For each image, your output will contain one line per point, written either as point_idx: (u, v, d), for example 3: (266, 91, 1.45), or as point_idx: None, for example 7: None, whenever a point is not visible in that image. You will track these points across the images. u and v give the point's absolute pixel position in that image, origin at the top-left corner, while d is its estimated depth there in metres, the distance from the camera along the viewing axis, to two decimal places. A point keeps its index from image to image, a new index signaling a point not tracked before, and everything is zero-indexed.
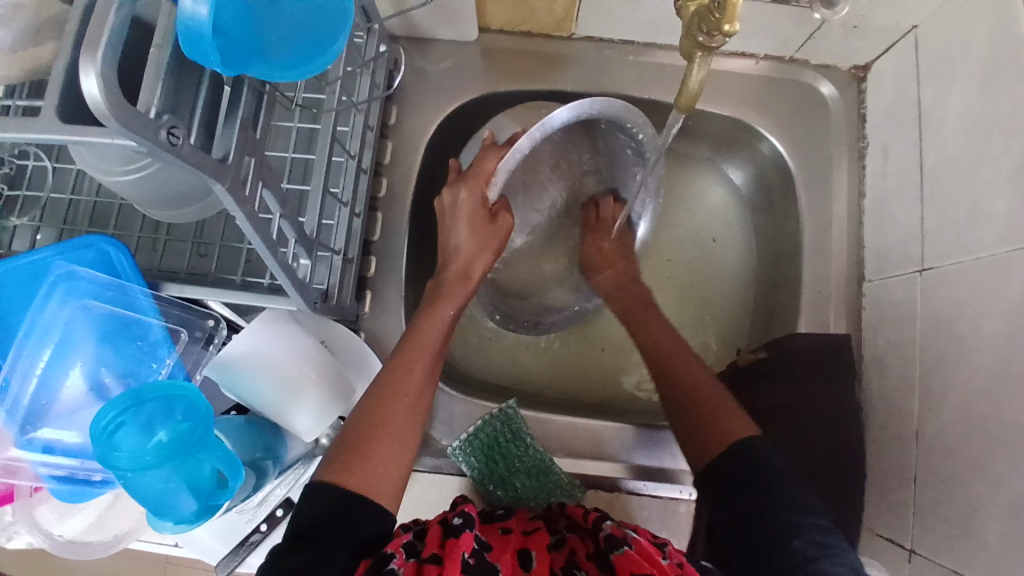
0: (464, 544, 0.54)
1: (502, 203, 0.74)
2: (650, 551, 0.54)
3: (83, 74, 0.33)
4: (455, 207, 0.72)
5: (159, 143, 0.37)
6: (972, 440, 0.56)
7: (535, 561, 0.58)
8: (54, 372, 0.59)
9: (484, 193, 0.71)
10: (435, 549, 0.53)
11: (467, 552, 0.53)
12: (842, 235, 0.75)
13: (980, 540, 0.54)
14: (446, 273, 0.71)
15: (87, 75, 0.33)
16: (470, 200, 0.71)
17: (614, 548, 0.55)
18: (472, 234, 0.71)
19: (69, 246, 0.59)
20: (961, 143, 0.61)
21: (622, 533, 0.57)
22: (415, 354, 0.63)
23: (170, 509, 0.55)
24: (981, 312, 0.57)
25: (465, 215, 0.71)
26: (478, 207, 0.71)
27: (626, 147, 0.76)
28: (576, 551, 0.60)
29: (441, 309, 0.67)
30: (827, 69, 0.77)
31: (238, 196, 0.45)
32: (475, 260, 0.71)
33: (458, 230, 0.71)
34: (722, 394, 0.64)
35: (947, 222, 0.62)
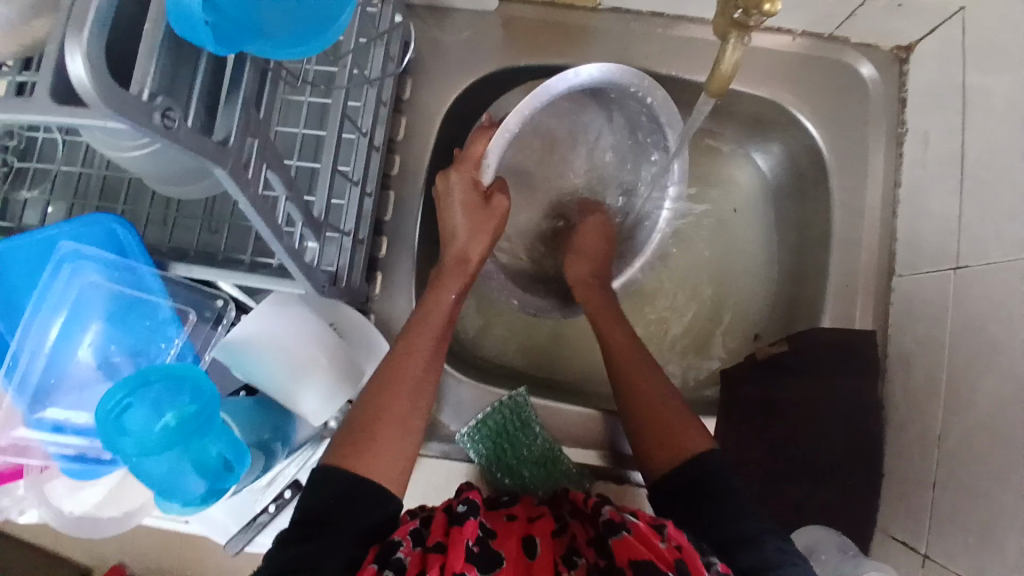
0: (467, 531, 0.52)
1: (498, 185, 0.71)
2: (648, 535, 0.52)
3: (68, 55, 0.31)
4: (448, 193, 0.69)
5: (153, 127, 0.35)
6: (1000, 449, 0.54)
7: (540, 548, 0.56)
8: (63, 350, 0.58)
9: (475, 177, 0.69)
10: (439, 537, 0.52)
11: (471, 541, 0.51)
12: (874, 225, 0.72)
13: (1000, 551, 0.52)
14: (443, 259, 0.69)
15: (74, 56, 0.31)
16: (461, 182, 0.69)
17: (610, 534, 0.54)
18: (468, 221, 0.68)
19: (78, 224, 0.57)
20: (1009, 134, 0.57)
21: (620, 518, 0.55)
22: (417, 342, 0.62)
23: (178, 491, 0.54)
24: (1019, 316, 0.54)
25: (458, 200, 0.69)
26: (471, 192, 0.69)
27: (639, 114, 0.74)
28: (577, 537, 0.59)
29: (443, 293, 0.66)
30: (868, 47, 0.72)
31: (240, 180, 0.43)
32: (471, 244, 0.69)
33: (452, 216, 0.69)
34: (668, 407, 0.63)
35: (987, 218, 0.58)
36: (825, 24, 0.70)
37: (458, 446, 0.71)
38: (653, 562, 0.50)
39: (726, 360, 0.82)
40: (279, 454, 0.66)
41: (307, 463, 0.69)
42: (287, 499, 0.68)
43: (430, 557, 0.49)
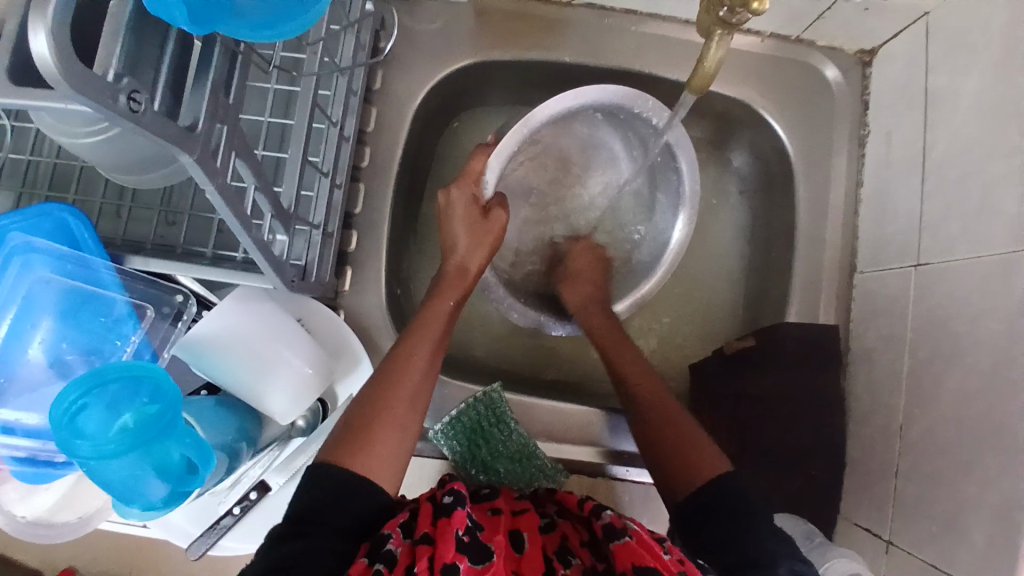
0: (456, 522, 0.52)
1: (498, 200, 0.72)
2: (651, 544, 0.53)
3: (30, 30, 0.29)
4: (449, 208, 0.70)
5: (117, 110, 0.33)
6: (964, 440, 0.56)
7: (527, 543, 0.57)
8: (13, 349, 0.55)
9: (474, 192, 0.70)
10: (427, 528, 0.52)
11: (461, 531, 0.51)
12: (838, 223, 0.74)
13: (965, 538, 0.55)
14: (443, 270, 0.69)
15: (35, 31, 0.29)
16: (462, 197, 0.70)
17: (614, 538, 0.54)
18: (468, 234, 0.69)
19: (26, 215, 0.54)
20: (974, 136, 0.59)
21: (621, 523, 0.56)
22: (415, 343, 0.62)
23: (137, 496, 0.52)
24: (981, 312, 0.56)
25: (458, 216, 0.70)
26: (471, 207, 0.70)
27: (646, 132, 0.74)
28: (570, 537, 0.60)
29: (441, 302, 0.66)
30: (833, 51, 0.74)
31: (209, 168, 0.41)
32: (472, 255, 0.69)
33: (454, 229, 0.70)
34: (693, 429, 0.62)
35: (951, 217, 0.61)
36: (794, 26, 0.72)
37: (432, 443, 0.70)
38: (656, 567, 0.50)
39: (695, 355, 0.84)
40: (244, 455, 0.63)
41: (274, 463, 0.65)
42: (252, 500, 0.66)
43: (420, 549, 0.49)
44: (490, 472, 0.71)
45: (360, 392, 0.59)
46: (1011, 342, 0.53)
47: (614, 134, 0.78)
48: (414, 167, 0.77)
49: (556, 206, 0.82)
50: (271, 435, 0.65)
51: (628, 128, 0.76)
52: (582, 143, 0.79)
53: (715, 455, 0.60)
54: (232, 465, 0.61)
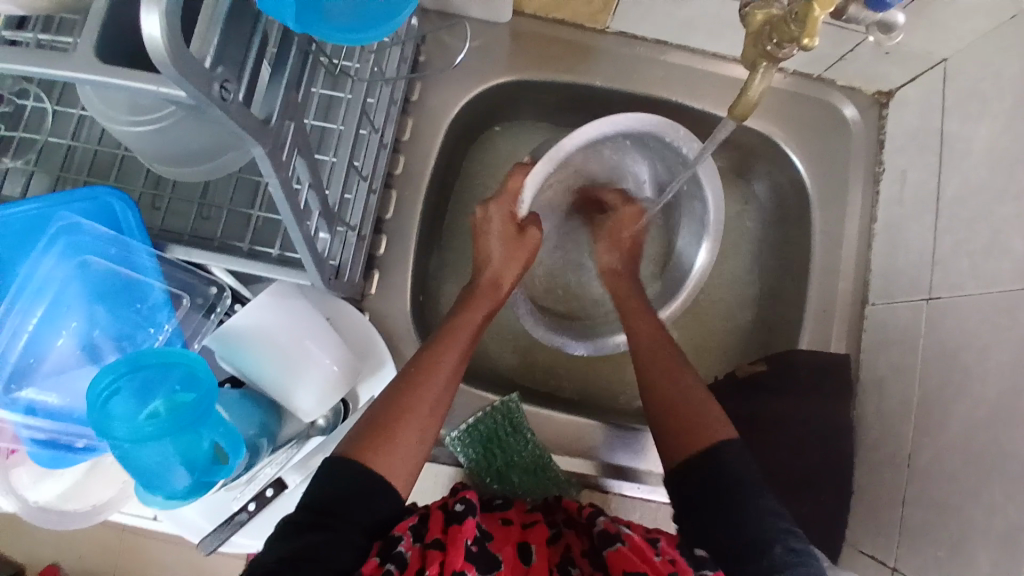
0: (466, 531, 0.53)
1: (533, 219, 0.74)
2: (643, 548, 0.55)
3: (143, 12, 0.30)
4: (485, 222, 0.72)
5: (211, 98, 0.34)
6: (970, 468, 0.58)
7: (535, 555, 0.57)
8: (45, 332, 0.55)
9: (513, 210, 0.72)
10: (438, 535, 0.53)
11: (470, 540, 0.53)
12: (851, 256, 0.76)
13: (969, 564, 0.56)
14: (478, 279, 0.71)
15: (148, 13, 0.30)
16: (499, 214, 0.72)
17: (607, 545, 0.56)
18: (505, 251, 0.71)
19: (67, 197, 0.54)
20: (986, 176, 0.62)
21: (615, 529, 0.57)
22: (451, 347, 0.63)
23: (161, 483, 0.51)
24: (990, 344, 0.58)
25: (495, 230, 0.71)
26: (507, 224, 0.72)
27: (673, 160, 0.76)
28: (573, 547, 0.60)
29: (475, 311, 0.68)
30: (851, 90, 0.78)
31: (276, 161, 0.42)
32: (505, 269, 0.71)
33: (489, 243, 0.71)
34: (705, 399, 0.61)
35: (962, 254, 0.63)
36: (816, 65, 0.75)
37: (447, 450, 0.71)
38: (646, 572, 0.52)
39: (705, 375, 0.85)
40: (265, 451, 0.63)
41: (289, 461, 0.66)
42: (268, 497, 0.65)
43: (432, 553, 0.51)
44: (504, 482, 0.71)
45: (386, 389, 0.60)
46: (1019, 374, 0.55)
47: (643, 159, 0.80)
48: (443, 178, 0.79)
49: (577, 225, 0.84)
50: (290, 432, 0.66)
51: (651, 152, 0.78)
52: (611, 167, 0.81)
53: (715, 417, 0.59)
54: (253, 459, 0.61)
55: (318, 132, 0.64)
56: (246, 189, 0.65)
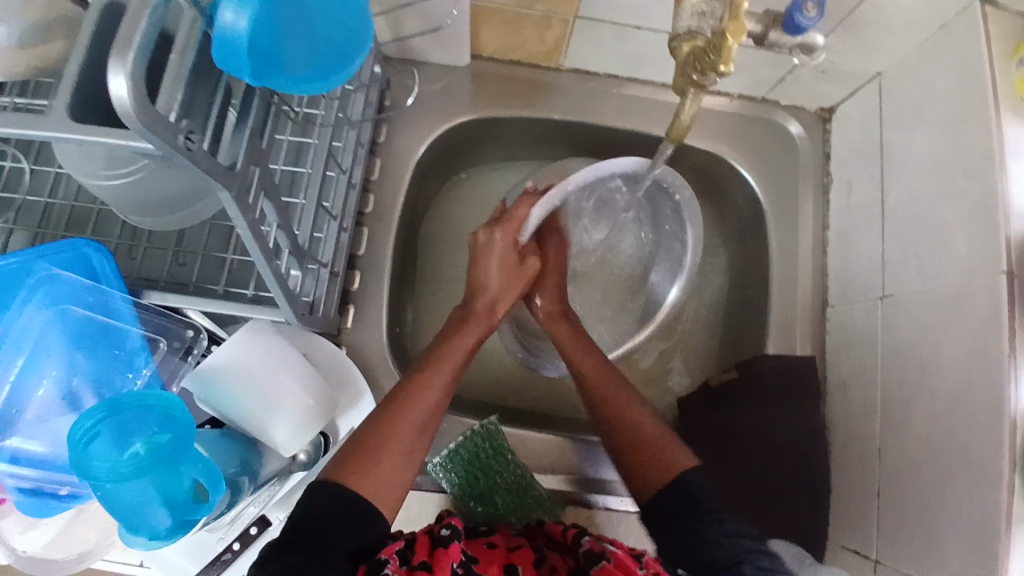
0: (452, 553, 0.55)
1: (532, 248, 0.76)
2: (627, 563, 0.56)
3: (111, 74, 0.33)
4: (488, 246, 0.73)
5: (176, 147, 0.37)
6: (934, 458, 0.60)
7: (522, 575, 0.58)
8: (28, 380, 0.57)
9: (516, 238, 0.74)
10: (424, 557, 0.54)
11: (456, 563, 0.54)
12: (809, 264, 0.80)
13: (942, 552, 0.58)
14: (471, 308, 0.73)
15: (115, 75, 0.33)
16: (504, 241, 0.73)
17: (593, 563, 0.57)
18: (502, 276, 0.73)
19: (48, 249, 0.56)
20: (923, 181, 0.65)
21: (600, 547, 0.59)
22: (438, 372, 0.65)
23: (142, 524, 0.52)
24: (939, 338, 0.61)
25: (497, 256, 0.73)
26: (510, 251, 0.73)
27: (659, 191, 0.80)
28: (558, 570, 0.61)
29: (463, 338, 0.69)
30: (796, 109, 0.82)
31: (242, 204, 0.44)
32: (503, 296, 0.73)
33: (487, 268, 0.73)
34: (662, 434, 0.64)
35: (908, 255, 0.66)
36: (760, 88, 0.80)
37: (430, 477, 0.72)
38: None
39: (681, 389, 0.88)
40: (246, 489, 0.63)
41: (271, 499, 0.66)
42: (252, 535, 0.67)
43: None
44: (488, 504, 0.72)
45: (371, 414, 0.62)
46: (967, 363, 0.58)
47: None
48: (413, 212, 0.82)
49: None
50: (272, 469, 0.66)
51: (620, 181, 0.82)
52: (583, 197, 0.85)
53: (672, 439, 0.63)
54: (234, 498, 0.61)
55: (288, 176, 0.67)
56: (220, 235, 0.68)
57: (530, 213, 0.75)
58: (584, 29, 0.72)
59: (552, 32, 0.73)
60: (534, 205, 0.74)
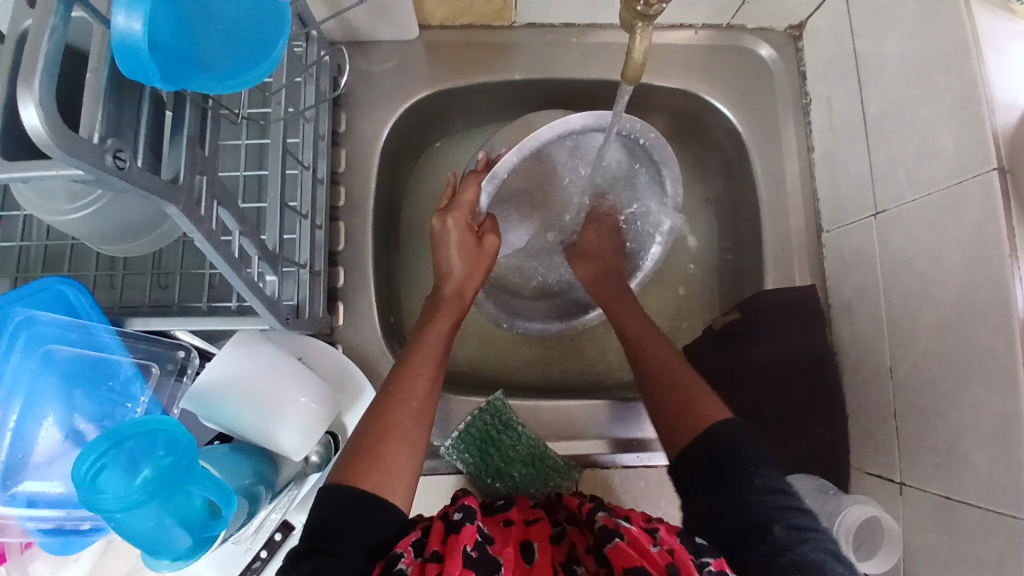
0: (465, 537, 0.54)
1: (489, 225, 0.76)
2: (641, 540, 0.53)
3: (21, 105, 0.32)
4: (444, 234, 0.73)
5: (107, 168, 0.36)
6: (946, 370, 0.58)
7: (537, 553, 0.59)
8: (28, 423, 0.55)
9: (469, 220, 0.73)
10: (436, 546, 0.53)
11: (468, 545, 0.53)
12: (797, 190, 0.77)
13: (967, 462, 0.56)
14: (441, 294, 0.72)
15: (26, 105, 0.32)
16: (458, 226, 0.73)
17: (606, 541, 0.55)
18: (464, 261, 0.72)
19: (26, 292, 0.54)
20: (902, 85, 0.62)
21: (613, 524, 0.56)
22: (421, 361, 0.64)
23: (163, 547, 0.53)
24: (937, 245, 0.59)
25: (454, 241, 0.73)
26: (466, 234, 0.73)
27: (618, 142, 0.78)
28: (577, 544, 0.61)
29: (438, 323, 0.68)
30: (764, 31, 0.79)
31: (194, 217, 0.44)
32: (468, 281, 0.72)
33: (445, 257, 0.73)
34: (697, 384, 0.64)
35: (895, 164, 0.64)
36: (723, 15, 0.76)
37: (444, 460, 0.72)
38: (646, 567, 0.51)
39: (684, 337, 0.86)
40: (265, 497, 0.64)
41: (294, 504, 0.67)
42: (278, 541, 0.68)
43: (429, 567, 0.50)
44: (505, 479, 0.73)
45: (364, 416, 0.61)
46: (968, 267, 0.55)
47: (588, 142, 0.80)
48: (388, 199, 0.81)
49: (530, 216, 0.85)
50: (287, 476, 0.67)
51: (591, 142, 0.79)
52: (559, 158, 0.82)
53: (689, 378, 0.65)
54: (253, 508, 0.62)
55: (253, 181, 0.67)
56: (195, 252, 0.68)
57: (480, 193, 0.73)
58: None
59: None
60: (482, 183, 0.73)
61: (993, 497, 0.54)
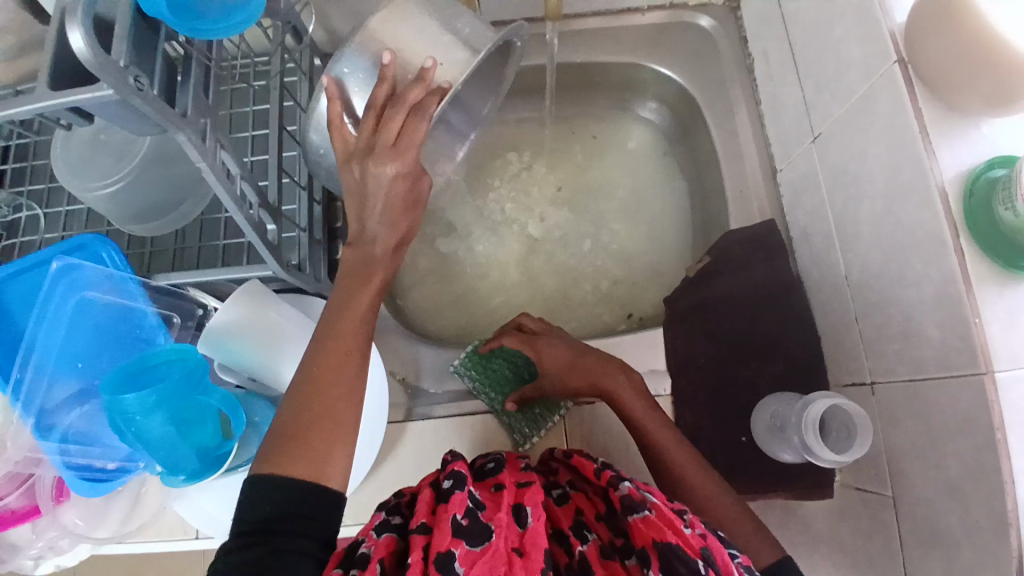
0: (454, 506, 0.53)
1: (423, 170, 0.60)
2: (671, 516, 0.52)
3: (69, 31, 0.42)
4: (368, 188, 0.57)
5: (128, 87, 0.45)
6: (890, 259, 0.62)
7: (531, 516, 0.55)
8: (63, 369, 0.62)
9: (407, 169, 0.57)
10: (424, 518, 0.53)
11: (459, 514, 0.52)
12: (749, 139, 0.84)
13: (920, 336, 0.59)
14: (368, 255, 0.59)
15: (72, 32, 0.42)
16: (392, 178, 0.57)
17: (631, 511, 0.53)
18: (391, 224, 0.59)
19: (67, 248, 0.63)
20: (816, 19, 0.70)
21: (640, 496, 0.54)
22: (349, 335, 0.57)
23: (176, 460, 0.57)
24: (864, 147, 0.64)
25: (381, 194, 0.57)
26: (397, 186, 0.57)
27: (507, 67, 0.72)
28: (586, 512, 0.62)
29: (359, 298, 0.58)
30: (704, 6, 0.88)
31: (200, 147, 0.53)
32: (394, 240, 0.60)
33: (371, 209, 0.58)
34: (716, 483, 0.64)
35: (822, 89, 0.70)
36: None
37: (441, 407, 0.76)
38: (678, 544, 0.50)
39: (666, 291, 0.91)
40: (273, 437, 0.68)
41: None
42: None
43: (415, 540, 0.51)
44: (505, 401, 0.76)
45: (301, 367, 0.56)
46: (890, 157, 0.61)
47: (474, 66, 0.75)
48: None
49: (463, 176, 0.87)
50: None
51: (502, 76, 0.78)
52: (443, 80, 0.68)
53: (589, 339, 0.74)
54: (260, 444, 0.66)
55: (258, 165, 0.77)
56: (210, 230, 0.77)
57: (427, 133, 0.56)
58: None
59: None
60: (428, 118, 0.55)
61: (945, 362, 0.56)
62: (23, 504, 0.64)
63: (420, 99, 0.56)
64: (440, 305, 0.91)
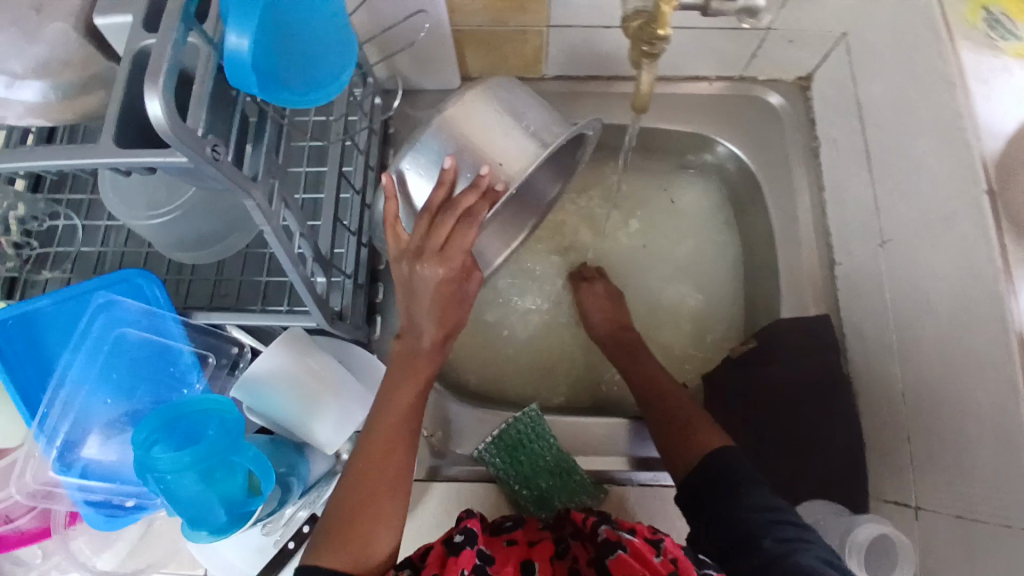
0: (462, 561, 0.53)
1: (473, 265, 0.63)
2: (641, 551, 0.54)
3: (148, 99, 0.41)
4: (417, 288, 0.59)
5: (206, 156, 0.44)
6: (952, 387, 0.60)
7: (537, 571, 0.57)
8: (92, 403, 0.62)
9: (457, 272, 0.60)
10: (434, 569, 0.53)
11: (466, 569, 0.52)
12: (808, 226, 0.81)
13: (976, 474, 0.57)
14: (417, 344, 0.63)
15: (152, 99, 0.41)
16: (441, 279, 0.59)
17: (608, 552, 0.55)
18: (438, 321, 0.61)
19: (109, 280, 0.62)
20: (895, 123, 0.68)
21: (615, 535, 0.56)
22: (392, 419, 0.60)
23: (203, 516, 0.57)
24: (937, 266, 0.62)
25: (429, 293, 0.60)
26: (444, 288, 0.60)
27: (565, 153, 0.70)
28: (579, 558, 0.61)
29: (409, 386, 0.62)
30: (775, 82, 0.86)
31: (265, 211, 0.52)
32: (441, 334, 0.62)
33: (417, 304, 0.60)
34: (698, 410, 0.69)
35: (895, 195, 0.68)
36: (734, 68, 0.84)
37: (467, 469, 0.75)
38: None
39: (705, 367, 0.90)
40: (296, 489, 0.67)
41: (320, 498, 0.70)
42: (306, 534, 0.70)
43: None
44: (532, 487, 0.73)
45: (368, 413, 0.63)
46: (964, 285, 0.58)
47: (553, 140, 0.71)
48: None
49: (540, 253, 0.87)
50: (319, 472, 0.70)
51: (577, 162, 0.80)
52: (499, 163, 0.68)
53: (670, 382, 0.75)
54: (283, 497, 0.66)
55: (309, 203, 0.76)
56: (253, 263, 0.76)
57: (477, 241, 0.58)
58: (557, 36, 0.78)
59: (530, 45, 0.80)
60: (479, 227, 0.58)
61: (1000, 510, 0.54)
62: (34, 525, 0.63)
63: (472, 204, 0.58)
64: (474, 355, 0.89)
